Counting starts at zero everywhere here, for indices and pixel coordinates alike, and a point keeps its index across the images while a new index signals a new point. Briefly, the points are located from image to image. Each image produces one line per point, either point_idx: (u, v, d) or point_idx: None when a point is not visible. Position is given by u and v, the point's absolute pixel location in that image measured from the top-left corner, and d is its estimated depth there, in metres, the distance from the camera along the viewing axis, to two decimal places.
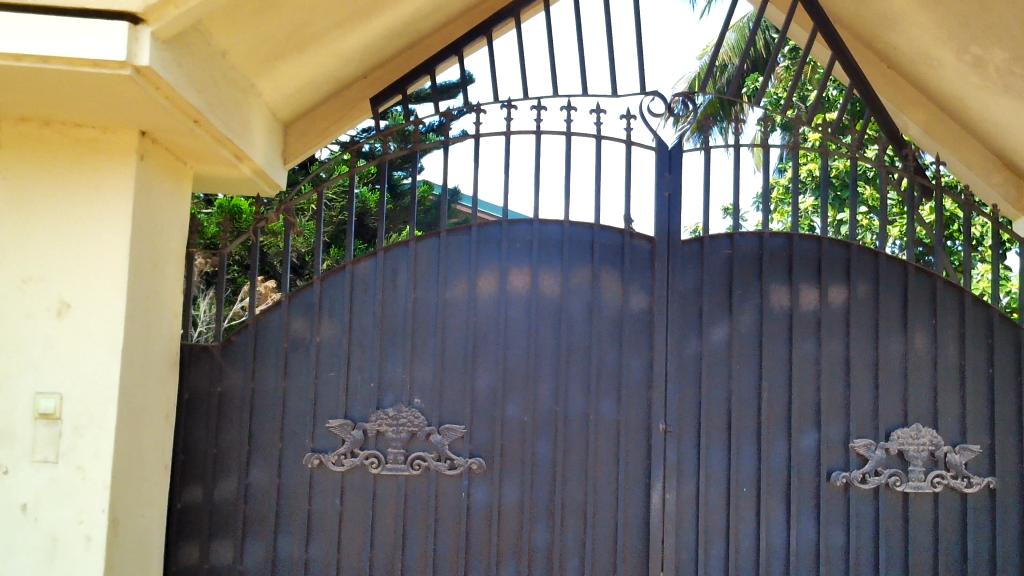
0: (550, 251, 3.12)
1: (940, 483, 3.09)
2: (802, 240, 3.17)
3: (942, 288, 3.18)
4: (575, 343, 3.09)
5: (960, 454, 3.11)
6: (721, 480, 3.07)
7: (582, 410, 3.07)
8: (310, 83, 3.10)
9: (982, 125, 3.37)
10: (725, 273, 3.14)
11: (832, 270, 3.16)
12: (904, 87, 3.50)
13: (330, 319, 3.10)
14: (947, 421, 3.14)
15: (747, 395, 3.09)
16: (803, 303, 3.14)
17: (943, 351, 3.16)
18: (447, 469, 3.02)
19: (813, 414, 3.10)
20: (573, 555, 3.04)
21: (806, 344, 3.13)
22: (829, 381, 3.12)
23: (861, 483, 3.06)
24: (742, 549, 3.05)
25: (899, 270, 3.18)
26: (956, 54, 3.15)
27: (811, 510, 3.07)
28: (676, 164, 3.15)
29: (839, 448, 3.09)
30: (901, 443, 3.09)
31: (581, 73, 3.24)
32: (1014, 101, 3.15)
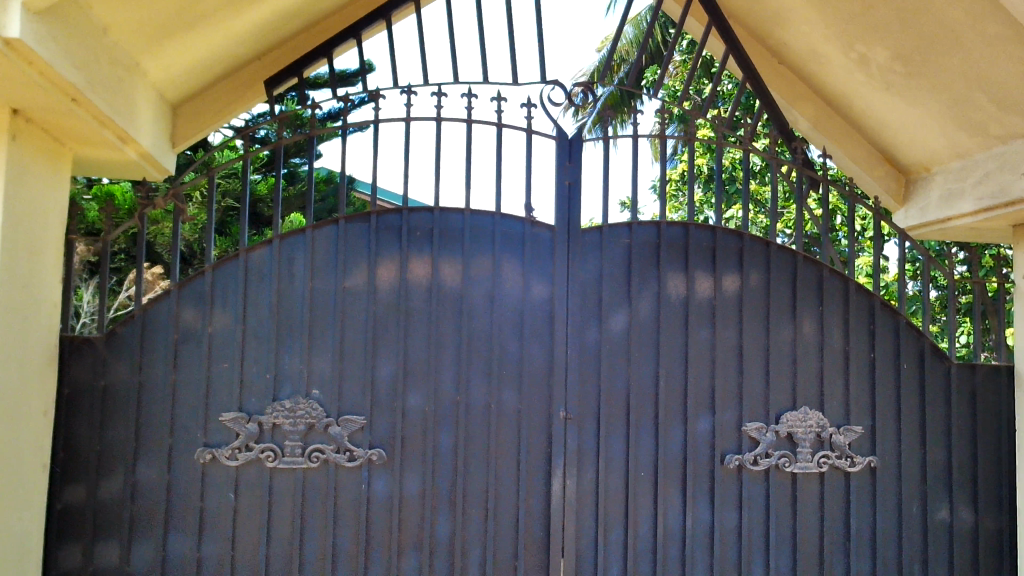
0: (451, 239, 3.09)
1: (826, 463, 3.22)
2: (698, 230, 3.24)
3: (827, 277, 3.31)
4: (476, 332, 3.08)
5: (844, 436, 3.25)
6: (619, 466, 3.12)
7: (484, 399, 3.06)
8: (199, 63, 2.97)
9: (865, 121, 3.53)
10: (624, 263, 3.19)
11: (725, 259, 3.25)
12: (794, 83, 3.63)
13: (223, 309, 2.99)
14: (832, 404, 3.27)
15: (645, 382, 3.15)
16: (698, 292, 3.22)
17: (829, 336, 3.30)
18: (346, 461, 2.97)
19: (708, 400, 3.18)
20: (474, 544, 3.03)
21: (702, 333, 3.20)
22: (723, 368, 3.20)
23: (753, 466, 3.17)
24: (640, 533, 3.11)
25: (789, 259, 3.29)
26: (843, 52, 3.24)
27: (706, 494, 3.16)
28: (576, 155, 3.16)
29: (733, 432, 3.19)
30: (790, 425, 3.20)
31: (482, 61, 3.23)
32: (894, 99, 3.27)
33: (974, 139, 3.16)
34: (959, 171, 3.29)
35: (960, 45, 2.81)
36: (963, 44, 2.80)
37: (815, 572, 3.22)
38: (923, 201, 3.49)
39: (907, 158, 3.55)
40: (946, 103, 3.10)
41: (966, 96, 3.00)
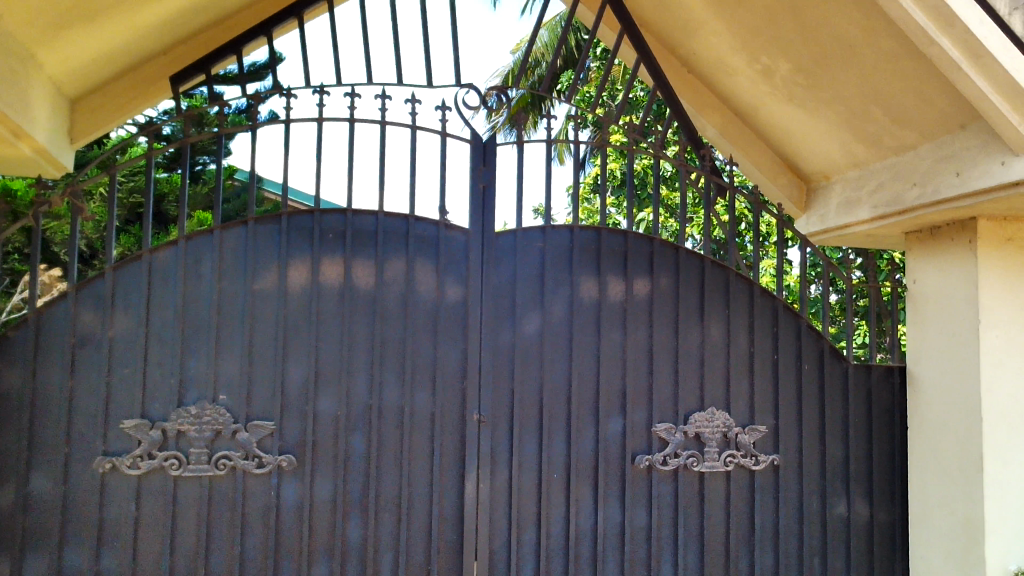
0: (364, 241, 3.06)
1: (732, 462, 3.31)
2: (610, 233, 3.29)
3: (733, 280, 3.41)
4: (389, 334, 3.06)
5: (749, 435, 3.35)
6: (532, 467, 3.14)
7: (397, 402, 3.04)
8: (100, 56, 2.86)
9: (770, 130, 3.65)
10: (538, 266, 3.21)
11: (636, 263, 3.31)
12: (702, 92, 3.73)
13: (124, 312, 2.88)
14: (737, 405, 3.37)
15: (557, 383, 3.18)
16: (609, 294, 3.27)
17: (735, 338, 3.39)
18: (255, 467, 2.90)
19: (619, 401, 3.23)
20: (387, 549, 3.00)
21: (613, 335, 3.25)
22: (634, 370, 3.26)
23: (663, 465, 3.23)
24: (553, 534, 3.14)
25: (697, 263, 3.37)
26: (749, 62, 3.33)
27: (617, 493, 3.21)
28: (491, 158, 3.16)
29: (643, 432, 3.24)
30: (698, 425, 3.28)
31: (396, 62, 3.20)
32: (796, 109, 3.38)
33: (870, 150, 3.29)
34: (856, 180, 3.44)
35: (854, 62, 2.92)
36: (857, 61, 2.91)
37: (721, 568, 3.31)
38: (823, 208, 3.63)
39: (809, 167, 3.68)
40: (844, 115, 3.21)
41: (860, 111, 3.12)
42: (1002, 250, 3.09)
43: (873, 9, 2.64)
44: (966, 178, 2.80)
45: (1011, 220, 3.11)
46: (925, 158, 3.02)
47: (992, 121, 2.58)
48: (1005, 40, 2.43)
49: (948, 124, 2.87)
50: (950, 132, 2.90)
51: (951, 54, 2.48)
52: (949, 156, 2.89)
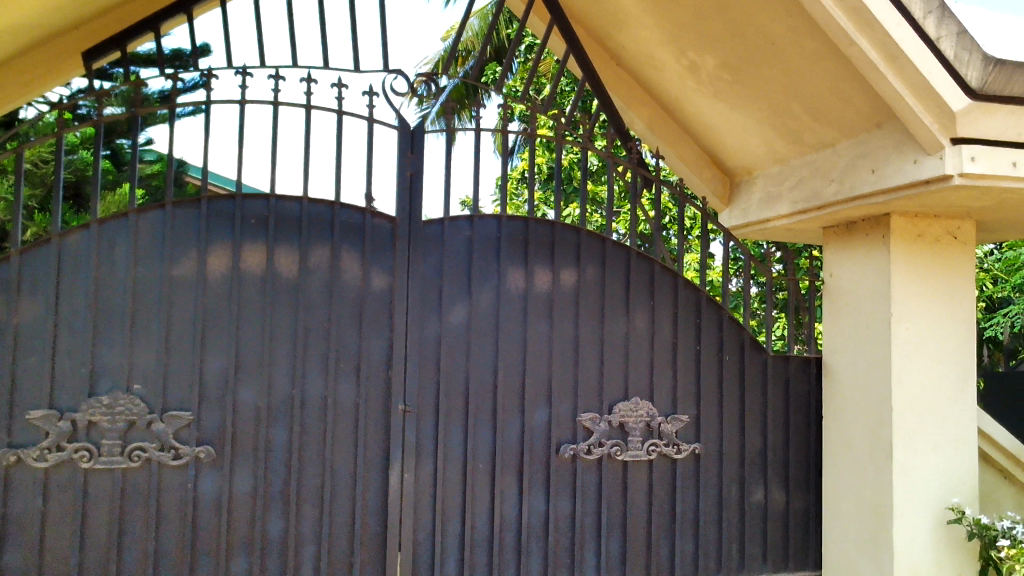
0: (288, 227, 2.99)
1: (655, 451, 3.36)
2: (537, 224, 3.29)
3: (658, 273, 3.45)
4: (313, 324, 3.00)
5: (671, 424, 3.40)
6: (457, 458, 3.13)
7: (320, 393, 2.99)
8: (10, 29, 2.73)
9: (696, 125, 3.71)
10: (465, 256, 3.19)
11: (563, 254, 3.32)
12: (630, 85, 3.77)
13: (32, 298, 2.76)
14: (660, 395, 3.42)
15: (484, 374, 3.17)
16: (536, 285, 3.27)
17: (659, 329, 3.44)
18: (171, 460, 2.82)
19: (545, 391, 3.24)
20: (308, 542, 2.95)
21: (539, 325, 3.26)
22: (560, 360, 3.27)
23: (587, 455, 3.25)
24: (477, 524, 3.13)
25: (623, 255, 3.40)
26: (676, 57, 3.37)
27: (541, 483, 3.22)
28: (419, 146, 3.13)
29: (568, 422, 3.26)
30: (622, 415, 3.31)
31: (322, 45, 3.14)
32: (721, 105, 3.43)
33: (790, 147, 3.37)
34: (777, 176, 3.52)
35: (778, 59, 2.98)
36: (780, 59, 2.97)
37: (642, 555, 3.35)
38: (745, 203, 3.71)
39: (732, 162, 3.75)
40: (766, 112, 3.27)
41: (782, 108, 3.18)
42: (914, 245, 3.20)
43: (797, 8, 2.69)
44: (881, 175, 2.89)
45: (922, 217, 3.22)
46: (843, 156, 3.10)
47: (906, 121, 2.66)
48: (920, 42, 2.50)
49: (865, 124, 2.96)
50: (866, 131, 2.98)
51: (869, 55, 2.55)
52: (865, 154, 2.97)
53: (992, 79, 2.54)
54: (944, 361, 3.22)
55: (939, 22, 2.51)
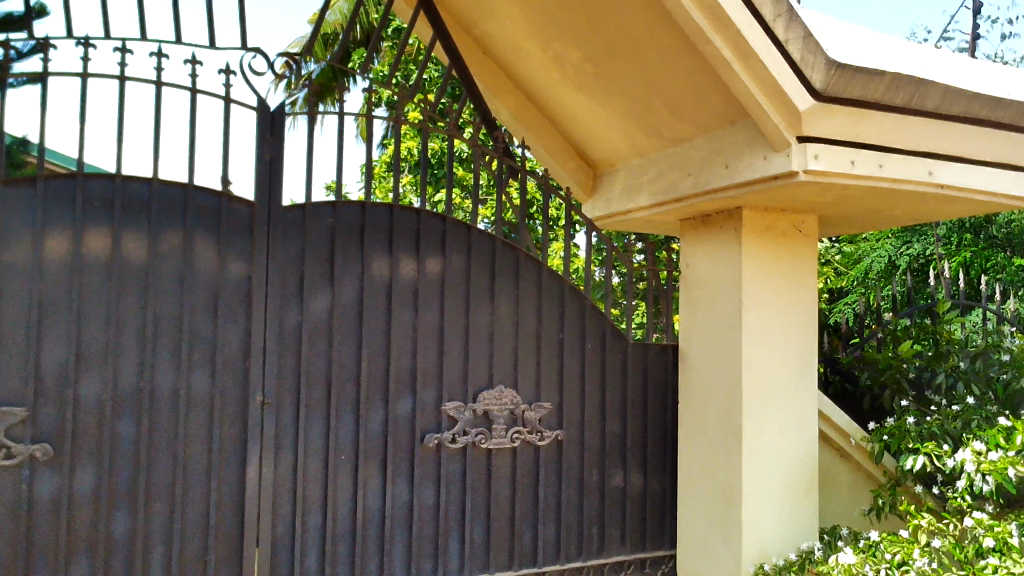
0: (135, 210, 2.82)
1: (518, 438, 3.38)
2: (402, 212, 3.24)
3: (523, 261, 3.48)
4: (163, 312, 2.84)
5: (535, 412, 3.43)
6: (318, 449, 3.05)
7: (171, 386, 2.84)
8: None
9: (561, 116, 3.75)
10: (327, 244, 3.11)
11: (428, 242, 3.29)
12: (496, 74, 3.78)
13: None
14: (524, 383, 3.45)
15: (347, 363, 3.11)
16: (400, 273, 3.22)
17: (523, 318, 3.47)
18: (2, 460, 2.61)
19: (409, 380, 3.21)
20: (158, 541, 2.81)
21: (404, 314, 3.22)
22: (424, 349, 3.25)
23: (451, 444, 3.25)
24: (339, 516, 3.07)
25: (488, 244, 3.40)
26: (542, 48, 3.39)
27: (405, 473, 3.19)
28: (279, 129, 3.01)
29: (432, 412, 3.24)
30: (486, 403, 3.32)
31: (173, 19, 2.97)
32: (585, 98, 3.49)
33: (650, 142, 3.46)
34: (638, 168, 3.61)
35: (638, 54, 3.05)
36: (641, 54, 3.04)
37: (506, 542, 3.38)
38: (607, 195, 3.80)
39: (595, 155, 3.83)
40: (627, 106, 3.35)
41: (643, 103, 3.26)
42: (763, 238, 3.36)
43: (656, 5, 2.76)
44: (734, 170, 3.01)
45: (771, 211, 3.39)
46: (699, 151, 3.22)
47: (757, 119, 2.78)
48: (769, 43, 2.62)
49: (720, 120, 3.07)
50: (721, 128, 3.10)
51: (724, 53, 2.65)
52: (720, 149, 3.09)
53: (834, 81, 2.67)
54: (788, 348, 3.40)
55: (787, 25, 2.63)
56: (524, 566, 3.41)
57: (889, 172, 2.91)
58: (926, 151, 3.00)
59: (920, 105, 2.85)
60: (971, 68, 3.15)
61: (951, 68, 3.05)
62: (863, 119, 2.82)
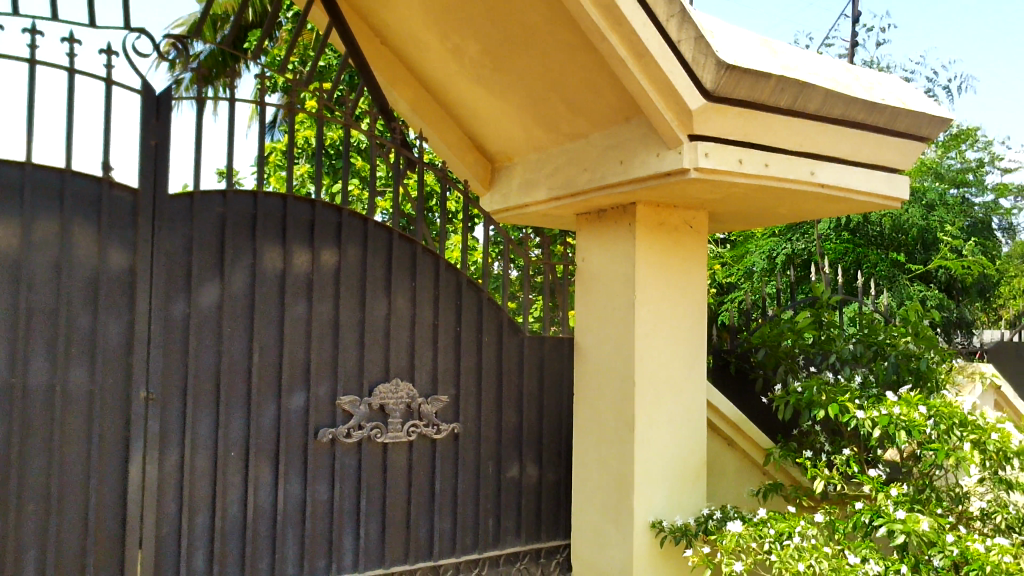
0: (7, 196, 2.65)
1: (414, 432, 3.36)
2: (296, 202, 3.17)
3: (420, 253, 3.46)
4: (38, 304, 2.69)
5: (431, 405, 3.42)
6: (207, 446, 2.95)
7: (46, 381, 2.69)
8: None
9: (459, 109, 3.75)
10: (216, 234, 3.01)
11: (323, 233, 3.22)
12: (394, 64, 3.74)
13: None
14: (421, 376, 3.43)
15: (237, 357, 3.02)
16: (294, 265, 3.15)
17: (420, 310, 3.44)
18: None
19: (302, 374, 3.14)
20: (31, 546, 2.65)
21: (297, 307, 3.15)
22: (318, 342, 3.18)
23: (346, 438, 3.20)
24: (229, 514, 2.99)
25: (385, 235, 3.37)
26: (440, 40, 3.37)
27: (298, 469, 3.13)
28: (165, 114, 2.90)
29: (326, 406, 3.18)
30: (382, 397, 3.28)
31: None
32: (483, 91, 3.49)
33: (548, 137, 3.49)
34: (535, 163, 3.64)
35: (536, 49, 3.07)
36: (538, 48, 3.06)
37: (401, 536, 3.36)
38: (505, 188, 3.82)
39: (493, 148, 3.83)
40: (525, 101, 3.36)
41: (541, 98, 3.29)
42: (656, 233, 3.44)
43: (553, 1, 2.79)
44: (628, 166, 3.08)
45: (664, 207, 3.47)
46: (595, 146, 3.27)
47: (649, 116, 2.85)
48: (662, 42, 2.70)
49: (614, 117, 3.12)
50: (615, 125, 3.16)
51: (618, 50, 2.70)
52: (614, 145, 3.15)
53: (724, 82, 2.74)
54: (679, 340, 3.50)
55: (680, 26, 2.71)
56: (420, 560, 3.40)
57: (774, 171, 3.03)
58: (808, 152, 3.14)
59: (803, 107, 2.98)
60: (849, 73, 3.31)
61: (831, 72, 3.20)
62: (751, 119, 2.91)
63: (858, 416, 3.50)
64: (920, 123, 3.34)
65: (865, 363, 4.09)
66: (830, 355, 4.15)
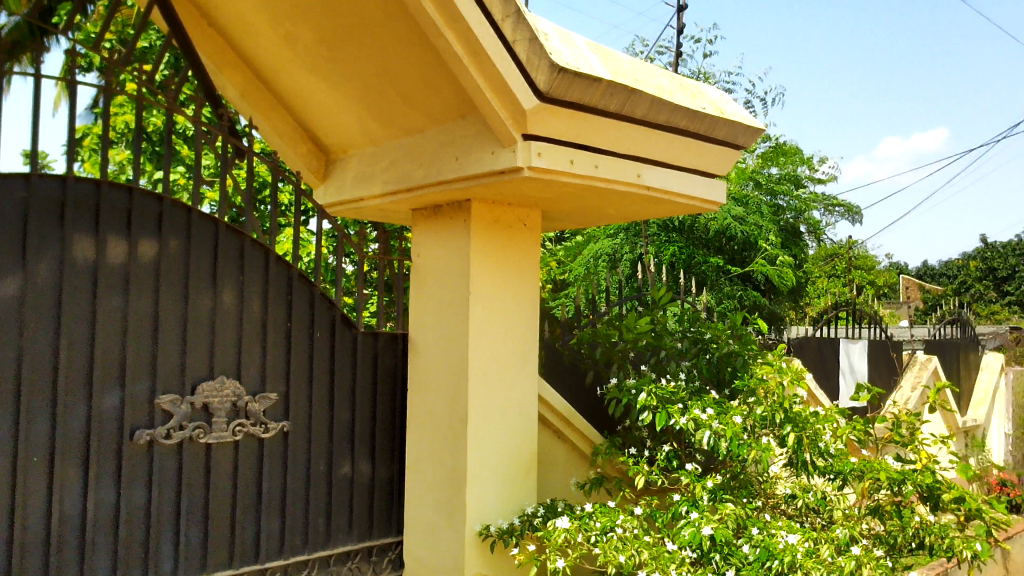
0: None
1: (240, 431, 3.24)
2: (112, 188, 2.97)
3: (248, 246, 3.33)
4: None
5: (258, 403, 3.30)
6: (5, 451, 2.71)
7: None
8: None
9: (291, 97, 3.64)
10: (18, 221, 2.77)
11: (141, 223, 3.03)
12: (222, 48, 3.58)
13: None
14: (248, 373, 3.31)
15: (42, 354, 2.79)
16: (108, 256, 2.95)
17: (248, 305, 3.32)
18: None
19: (117, 373, 2.95)
20: None
21: (112, 302, 2.95)
22: (135, 338, 3.00)
23: (165, 439, 3.03)
24: (31, 524, 2.75)
25: (210, 226, 3.21)
26: (272, 25, 3.25)
27: (111, 473, 2.92)
28: None
29: (144, 406, 3.00)
30: (205, 396, 3.14)
31: None
32: (318, 80, 3.39)
33: (384, 131, 3.44)
34: (371, 156, 3.58)
35: (372, 41, 3.03)
36: (375, 40, 3.01)
37: (225, 539, 3.22)
38: (340, 181, 3.75)
39: (327, 140, 3.75)
40: (360, 93, 3.31)
41: (377, 91, 3.24)
42: (491, 230, 3.48)
43: None
44: (463, 162, 3.10)
45: (498, 205, 3.52)
46: (431, 141, 3.26)
47: (485, 113, 2.87)
48: (497, 41, 2.73)
49: (450, 114, 3.13)
50: (451, 121, 3.16)
51: (454, 47, 2.72)
52: (450, 141, 3.16)
53: (556, 84, 2.82)
54: (512, 335, 3.55)
55: (514, 26, 2.76)
56: (245, 564, 3.27)
57: (603, 173, 3.13)
58: (635, 155, 3.28)
59: (631, 112, 3.11)
60: (674, 81, 3.48)
61: (658, 80, 3.35)
62: (581, 121, 2.99)
63: (682, 419, 3.66)
64: (735, 132, 3.56)
65: (689, 357, 4.36)
66: (658, 351, 4.37)
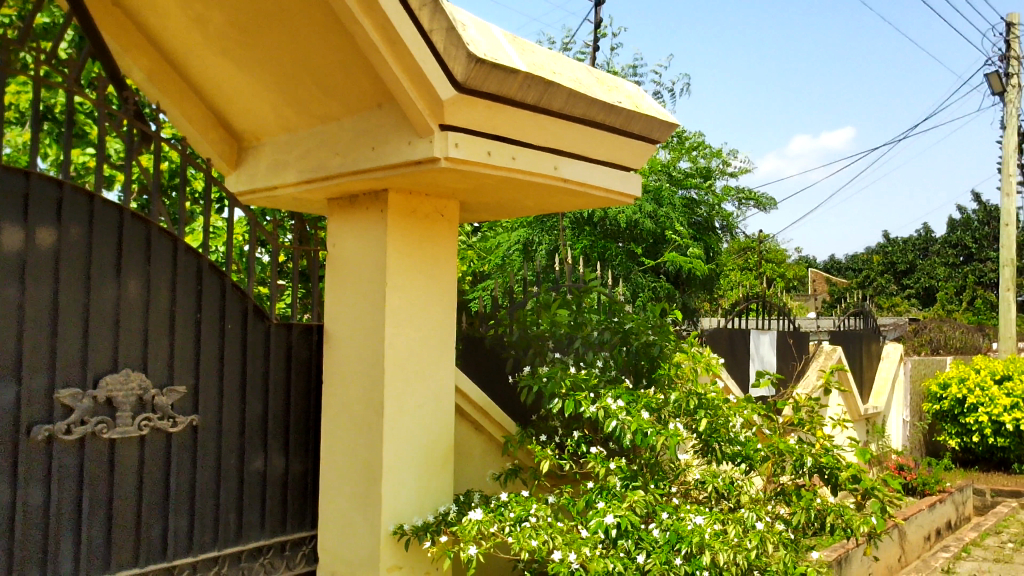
0: None
1: (147, 426, 3.13)
2: (7, 172, 2.82)
3: (155, 234, 3.22)
4: None
5: (166, 397, 3.20)
6: None
7: None
8: None
9: (202, 82, 3.53)
10: None
11: (40, 210, 2.89)
12: (128, 30, 3.45)
13: None
14: (155, 366, 3.20)
15: None
16: (3, 244, 2.80)
17: (155, 295, 3.21)
18: None
19: (13, 366, 2.81)
20: None
21: (7, 292, 2.81)
22: (33, 330, 2.87)
23: (65, 435, 2.90)
24: None
25: (114, 213, 3.09)
26: (180, 7, 3.14)
27: (5, 472, 2.79)
28: None
29: (42, 400, 2.87)
30: (109, 389, 3.02)
31: None
32: (229, 65, 3.30)
33: (299, 119, 3.38)
34: (285, 144, 3.51)
35: (286, 27, 2.96)
36: (289, 26, 2.95)
37: (130, 538, 3.11)
38: (253, 169, 3.66)
39: (239, 127, 3.66)
40: (274, 79, 3.23)
41: (291, 78, 3.18)
42: (408, 221, 3.45)
43: None
44: (380, 152, 3.06)
45: (415, 196, 3.49)
46: (346, 130, 3.21)
47: (402, 103, 2.84)
48: (414, 30, 2.71)
49: (366, 102, 3.09)
50: (367, 110, 3.12)
51: (370, 35, 2.68)
52: (366, 131, 3.12)
53: (474, 75, 2.82)
54: (429, 327, 3.54)
55: (432, 15, 2.74)
56: (151, 562, 3.17)
57: (519, 165, 3.14)
58: (552, 147, 3.30)
59: (548, 104, 3.12)
60: (592, 75, 3.52)
61: (575, 73, 3.38)
62: (499, 113, 3.00)
63: (592, 406, 3.72)
64: (650, 126, 3.62)
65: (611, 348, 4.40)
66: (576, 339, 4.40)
